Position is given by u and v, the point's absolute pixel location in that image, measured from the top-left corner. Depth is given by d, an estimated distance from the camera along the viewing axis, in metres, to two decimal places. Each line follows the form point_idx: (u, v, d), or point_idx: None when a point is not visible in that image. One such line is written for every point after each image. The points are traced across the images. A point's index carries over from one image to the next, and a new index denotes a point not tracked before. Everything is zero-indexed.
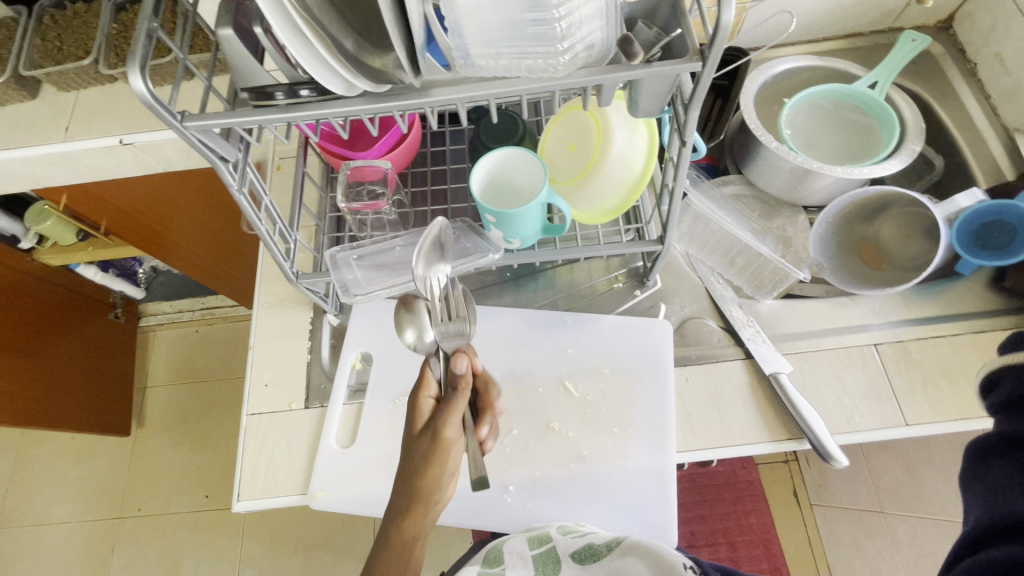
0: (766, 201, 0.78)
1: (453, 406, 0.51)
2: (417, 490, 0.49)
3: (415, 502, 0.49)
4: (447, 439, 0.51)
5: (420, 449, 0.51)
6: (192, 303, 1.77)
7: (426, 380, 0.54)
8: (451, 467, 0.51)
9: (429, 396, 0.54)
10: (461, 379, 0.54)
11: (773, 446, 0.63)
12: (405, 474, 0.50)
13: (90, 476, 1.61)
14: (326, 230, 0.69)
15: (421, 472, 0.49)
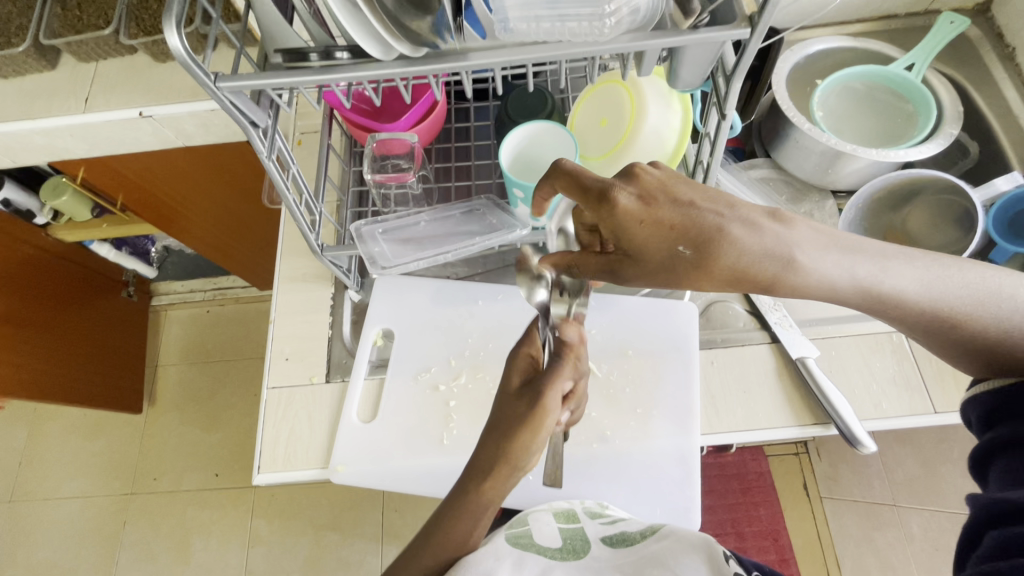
0: (794, 185, 0.77)
1: (558, 371, 0.44)
2: (506, 454, 0.43)
3: (501, 465, 0.43)
4: (546, 407, 0.43)
5: (515, 415, 0.44)
6: (203, 283, 1.77)
7: (532, 336, 0.49)
8: (545, 443, 0.43)
9: (530, 353, 0.48)
10: (567, 346, 0.47)
11: (799, 431, 0.62)
12: (495, 435, 0.44)
13: (101, 452, 1.62)
14: (349, 204, 0.68)
15: (512, 435, 0.42)
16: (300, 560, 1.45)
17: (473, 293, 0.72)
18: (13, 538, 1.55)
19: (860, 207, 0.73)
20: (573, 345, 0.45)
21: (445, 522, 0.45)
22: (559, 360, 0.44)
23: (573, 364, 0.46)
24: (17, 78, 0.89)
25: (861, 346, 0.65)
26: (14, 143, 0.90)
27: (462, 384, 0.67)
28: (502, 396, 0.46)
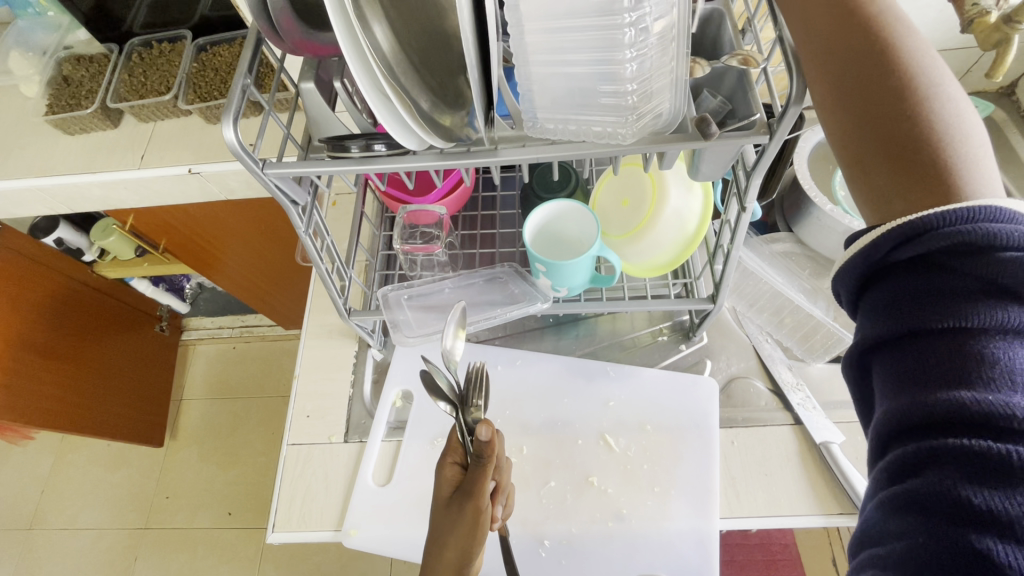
0: (818, 260, 0.77)
1: (481, 472, 0.49)
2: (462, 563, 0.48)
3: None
4: (476, 510, 0.49)
5: (453, 520, 0.49)
6: (232, 320, 1.83)
7: (452, 446, 0.54)
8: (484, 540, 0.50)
9: (453, 461, 0.54)
10: (487, 447, 0.48)
11: (825, 520, 0.60)
12: (435, 542, 0.49)
13: (120, 484, 1.65)
14: (377, 267, 0.71)
15: (445, 539, 0.49)
16: None
17: (493, 357, 0.72)
18: (25, 568, 1.56)
19: None
20: (487, 447, 0.49)
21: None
22: (479, 465, 0.50)
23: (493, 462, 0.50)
24: (82, 135, 0.97)
25: None
26: (74, 194, 0.97)
27: None
28: (436, 505, 0.52)
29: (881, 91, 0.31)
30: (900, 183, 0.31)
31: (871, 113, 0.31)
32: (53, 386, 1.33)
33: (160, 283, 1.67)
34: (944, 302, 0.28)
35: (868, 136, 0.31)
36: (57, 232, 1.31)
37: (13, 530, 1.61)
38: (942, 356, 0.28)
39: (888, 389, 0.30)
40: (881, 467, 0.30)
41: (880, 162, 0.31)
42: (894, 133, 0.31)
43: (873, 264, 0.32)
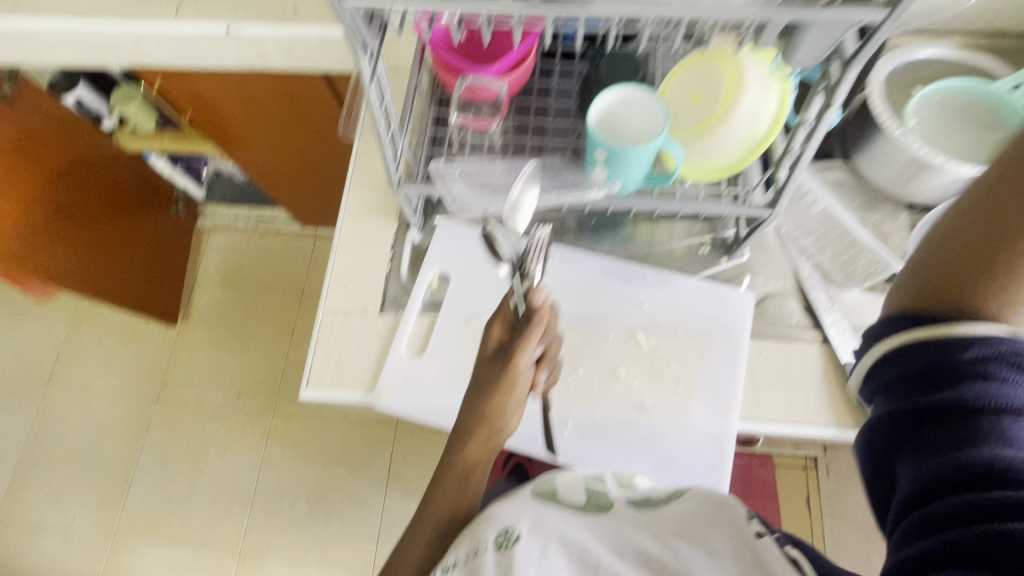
0: (870, 192, 0.75)
1: (528, 336, 0.53)
2: (489, 411, 0.53)
3: (481, 421, 0.53)
4: (518, 367, 0.53)
5: (493, 374, 0.53)
6: (249, 210, 1.78)
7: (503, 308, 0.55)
8: (520, 394, 0.54)
9: (501, 322, 0.55)
10: (540, 307, 0.53)
11: (838, 432, 0.62)
12: (478, 390, 0.54)
13: (134, 357, 1.69)
14: (425, 144, 0.70)
15: (489, 393, 0.53)
16: (307, 488, 1.52)
17: None
18: (42, 425, 1.64)
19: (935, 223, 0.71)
20: (539, 313, 0.53)
21: (437, 481, 0.54)
22: (528, 325, 0.53)
23: (542, 326, 0.53)
24: None
25: None
26: (104, 43, 0.92)
27: None
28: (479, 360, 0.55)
29: (970, 214, 0.37)
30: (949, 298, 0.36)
31: (957, 238, 0.37)
32: (69, 250, 1.33)
33: (178, 163, 1.63)
34: (958, 376, 0.33)
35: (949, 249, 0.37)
36: (77, 93, 1.27)
37: (29, 389, 1.67)
38: (949, 422, 0.33)
39: (903, 462, 0.34)
40: (902, 529, 0.33)
41: (943, 272, 0.36)
42: (986, 259, 0.35)
43: (900, 349, 0.36)
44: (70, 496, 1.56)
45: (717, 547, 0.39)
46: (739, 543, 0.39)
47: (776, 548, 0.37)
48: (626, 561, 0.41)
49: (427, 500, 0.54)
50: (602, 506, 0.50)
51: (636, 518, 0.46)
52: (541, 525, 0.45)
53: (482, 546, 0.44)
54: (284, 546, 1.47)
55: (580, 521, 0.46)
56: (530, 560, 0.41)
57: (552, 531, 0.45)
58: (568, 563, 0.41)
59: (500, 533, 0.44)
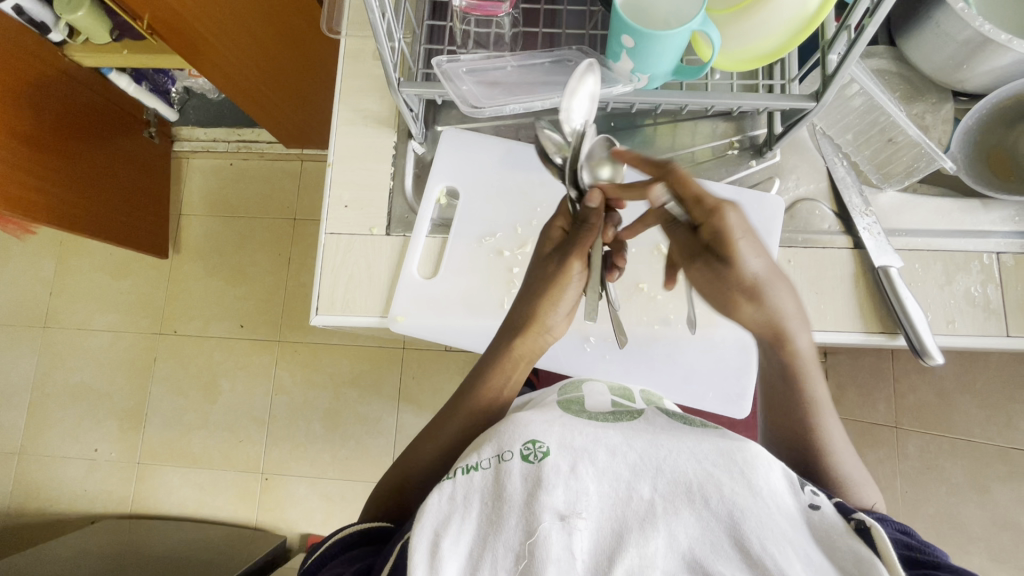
0: (912, 81, 0.69)
1: (580, 243, 0.51)
2: (534, 311, 0.53)
3: (532, 322, 0.54)
4: (568, 272, 0.52)
5: (543, 277, 0.53)
6: (227, 133, 1.65)
7: (560, 210, 0.55)
8: (571, 298, 0.54)
9: (559, 225, 0.55)
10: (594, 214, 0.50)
11: (865, 337, 0.62)
12: (530, 290, 0.54)
13: (130, 291, 1.66)
14: (422, 39, 0.62)
15: (540, 289, 0.53)
16: (320, 410, 1.55)
17: None
18: (49, 362, 1.63)
19: (981, 115, 0.66)
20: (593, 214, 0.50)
21: (483, 361, 0.55)
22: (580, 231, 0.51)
23: (597, 233, 0.51)
24: None
25: (947, 261, 0.62)
26: None
27: (527, 252, 0.65)
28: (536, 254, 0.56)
29: (784, 390, 0.54)
30: (789, 423, 0.53)
31: (778, 380, 0.54)
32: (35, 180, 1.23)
33: (143, 81, 1.46)
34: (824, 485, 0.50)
35: (780, 403, 0.54)
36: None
37: (28, 328, 1.65)
38: None
39: None
40: None
41: (784, 425, 0.54)
42: (797, 443, 0.53)
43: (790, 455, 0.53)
44: (88, 428, 1.60)
45: (764, 490, 0.38)
46: (797, 503, 0.38)
47: (835, 516, 0.38)
48: (658, 483, 0.39)
49: (465, 387, 0.55)
50: (634, 413, 0.49)
51: (673, 430, 0.44)
52: (571, 439, 0.42)
53: (508, 454, 0.41)
54: (305, 464, 1.53)
55: (614, 430, 0.44)
56: (561, 478, 0.39)
57: (585, 447, 0.41)
58: (601, 485, 0.39)
59: (528, 443, 0.41)
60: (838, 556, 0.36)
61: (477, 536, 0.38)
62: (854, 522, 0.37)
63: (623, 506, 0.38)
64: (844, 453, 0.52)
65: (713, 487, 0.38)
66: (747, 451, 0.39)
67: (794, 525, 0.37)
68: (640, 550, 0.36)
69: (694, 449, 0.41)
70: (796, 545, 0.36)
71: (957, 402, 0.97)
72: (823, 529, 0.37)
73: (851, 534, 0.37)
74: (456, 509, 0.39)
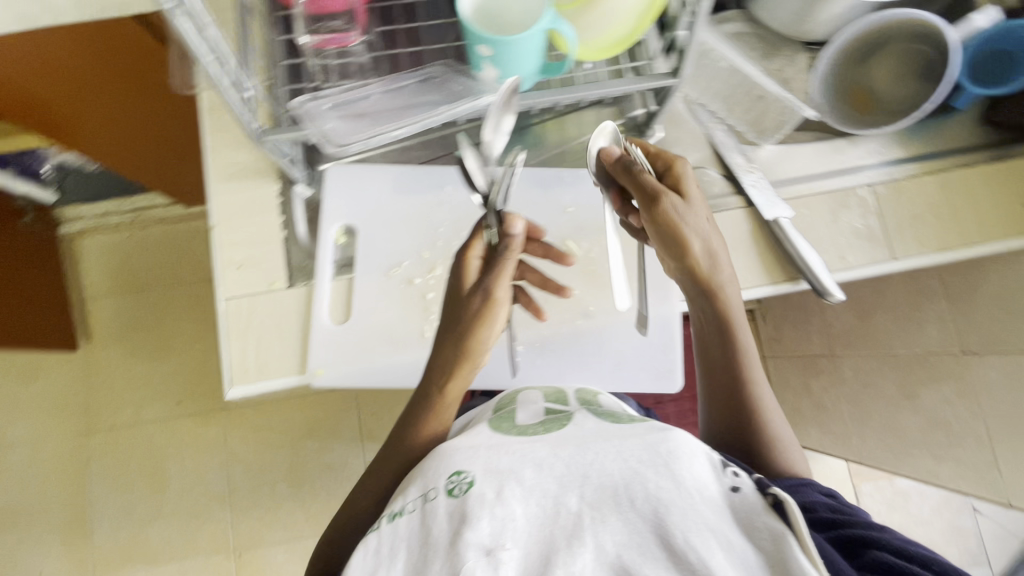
0: (767, 38, 0.73)
1: (502, 267, 0.48)
2: (463, 348, 0.48)
3: (460, 359, 0.49)
4: (493, 300, 0.47)
5: (463, 311, 0.48)
6: (118, 204, 1.52)
7: (475, 239, 0.49)
8: (497, 328, 0.49)
9: (476, 256, 0.49)
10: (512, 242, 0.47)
11: (772, 288, 0.64)
12: (451, 332, 0.48)
13: (44, 395, 1.50)
14: (281, 80, 0.59)
15: (466, 330, 0.48)
16: (282, 470, 1.47)
17: (439, 178, 0.66)
18: None
19: (833, 58, 0.70)
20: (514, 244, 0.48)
21: (410, 410, 0.51)
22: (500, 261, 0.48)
23: (514, 259, 0.48)
24: None
25: (830, 202, 0.66)
26: None
27: (438, 274, 0.64)
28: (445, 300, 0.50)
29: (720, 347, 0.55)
30: (726, 384, 0.55)
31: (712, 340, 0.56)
32: None
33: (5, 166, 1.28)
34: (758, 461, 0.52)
35: (718, 363, 0.55)
36: None
37: None
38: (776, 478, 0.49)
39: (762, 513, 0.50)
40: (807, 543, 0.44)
41: (721, 388, 0.55)
42: (732, 401, 0.54)
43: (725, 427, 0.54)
44: (27, 551, 1.44)
45: (687, 481, 0.38)
46: (720, 486, 0.38)
47: (754, 493, 0.38)
48: (584, 492, 0.39)
49: (400, 437, 0.51)
50: (564, 418, 0.49)
51: (603, 432, 0.44)
52: (496, 463, 0.41)
53: (433, 492, 0.40)
54: (279, 529, 1.44)
55: (541, 442, 0.44)
56: (485, 508, 0.38)
57: (510, 467, 0.41)
58: (526, 507, 0.38)
59: (451, 477, 0.41)
60: (756, 535, 0.36)
61: None
62: (770, 497, 0.37)
63: (551, 524, 0.38)
64: (775, 416, 0.54)
65: (638, 485, 0.38)
66: (670, 442, 0.40)
67: (717, 513, 0.37)
68: (567, 570, 0.35)
69: (620, 447, 0.41)
70: (719, 534, 0.36)
71: (875, 319, 1.05)
72: (744, 509, 0.37)
73: (769, 512, 0.36)
74: (381, 564, 0.38)
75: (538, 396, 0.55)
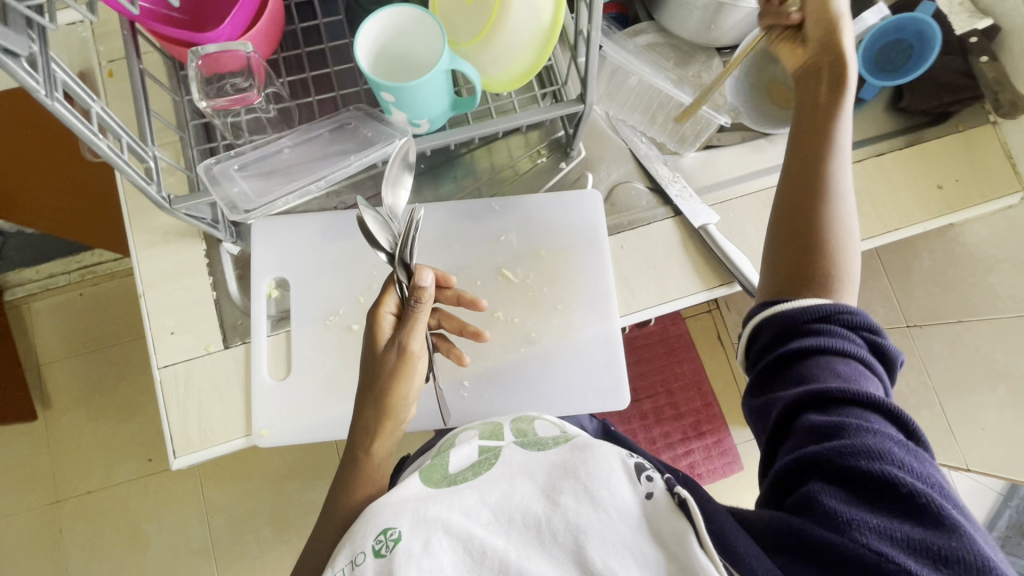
0: (680, 47, 0.74)
1: (413, 320, 0.48)
2: (383, 405, 0.49)
3: (382, 418, 0.49)
4: (408, 352, 0.49)
5: (382, 364, 0.49)
6: (63, 264, 1.43)
7: (387, 293, 0.50)
8: (416, 379, 0.50)
9: (388, 311, 0.50)
10: (422, 294, 0.47)
11: (709, 294, 0.65)
12: (371, 391, 0.49)
13: (9, 468, 1.38)
14: (193, 142, 0.59)
15: (385, 387, 0.49)
16: (266, 513, 1.37)
17: None
18: None
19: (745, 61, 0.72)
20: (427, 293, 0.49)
21: (342, 475, 0.51)
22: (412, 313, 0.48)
23: (427, 310, 0.48)
24: None
25: (755, 203, 0.68)
26: None
27: None
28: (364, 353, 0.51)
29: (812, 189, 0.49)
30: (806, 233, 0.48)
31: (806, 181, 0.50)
32: None
33: None
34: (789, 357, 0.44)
35: (809, 206, 0.49)
36: None
37: None
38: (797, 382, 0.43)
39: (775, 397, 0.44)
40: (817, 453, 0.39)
41: (801, 233, 0.49)
42: (812, 246, 0.48)
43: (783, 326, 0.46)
44: None
45: (605, 500, 0.38)
46: (634, 495, 0.38)
47: (663, 496, 0.37)
48: (511, 533, 0.39)
49: (334, 497, 0.51)
50: (493, 458, 0.46)
51: (529, 464, 0.44)
52: (425, 512, 0.40)
53: (360, 556, 0.38)
54: (268, 574, 1.33)
55: (469, 489, 0.43)
56: (412, 562, 0.37)
57: (439, 515, 0.39)
58: (455, 555, 0.37)
59: (378, 535, 0.39)
60: (668, 544, 0.36)
61: None
62: (676, 497, 0.37)
63: (477, 568, 0.37)
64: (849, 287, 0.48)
65: (559, 517, 0.38)
66: (589, 464, 0.41)
67: (633, 526, 0.37)
68: None
69: (546, 480, 0.41)
70: (634, 550, 0.36)
71: None
72: (656, 518, 0.37)
73: (677, 514, 0.36)
74: None
75: (472, 433, 0.51)
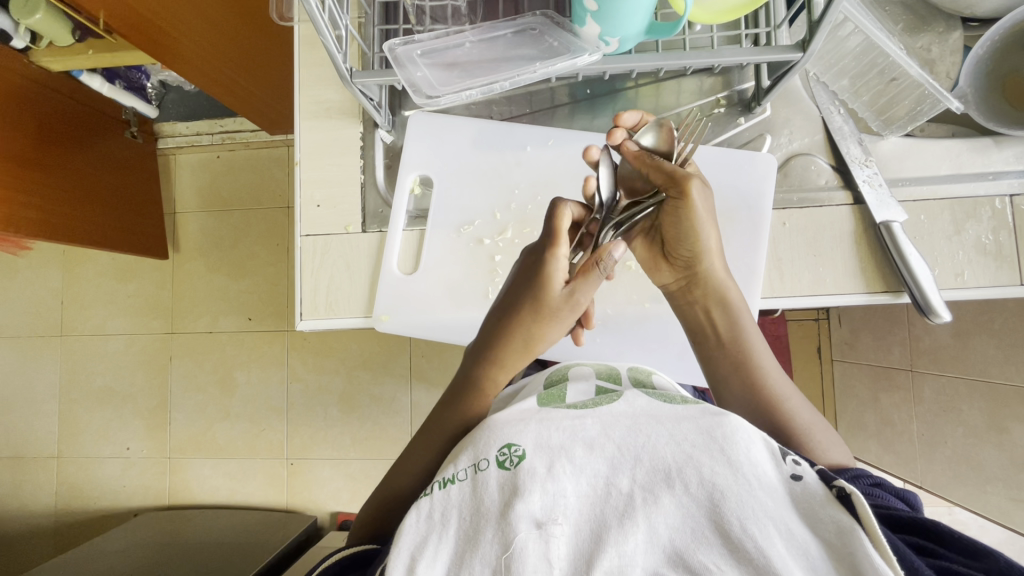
0: (915, 8, 0.63)
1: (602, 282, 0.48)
2: (530, 342, 0.50)
3: (520, 352, 0.50)
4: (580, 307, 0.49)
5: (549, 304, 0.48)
6: (211, 125, 1.49)
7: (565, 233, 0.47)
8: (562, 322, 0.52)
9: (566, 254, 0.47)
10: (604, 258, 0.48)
11: (867, 298, 0.59)
12: (528, 329, 0.49)
13: (137, 295, 1.56)
14: (375, 20, 0.59)
15: (539, 328, 0.49)
16: (336, 394, 1.48)
17: (521, 138, 0.64)
18: (70, 368, 1.56)
19: (993, 42, 0.60)
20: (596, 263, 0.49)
21: (456, 389, 0.52)
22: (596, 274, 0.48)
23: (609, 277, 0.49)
24: None
25: (957, 211, 0.58)
26: None
27: (508, 238, 0.63)
28: (523, 288, 0.48)
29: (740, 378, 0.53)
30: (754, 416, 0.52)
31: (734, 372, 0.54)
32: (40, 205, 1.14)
33: (116, 79, 1.29)
34: None
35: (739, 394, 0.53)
36: None
37: (41, 337, 1.57)
38: None
39: None
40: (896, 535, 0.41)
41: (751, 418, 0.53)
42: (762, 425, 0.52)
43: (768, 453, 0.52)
44: (118, 429, 1.54)
45: (746, 467, 0.38)
46: (779, 475, 0.39)
47: (818, 485, 0.38)
48: (636, 473, 0.40)
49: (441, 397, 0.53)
50: (615, 396, 0.49)
51: (654, 412, 0.44)
52: (548, 438, 0.42)
53: (484, 463, 0.41)
54: (327, 448, 1.47)
55: (591, 419, 0.44)
56: (537, 482, 0.39)
57: (563, 444, 0.41)
58: (578, 485, 0.40)
59: (503, 449, 0.41)
60: (821, 528, 0.37)
61: (455, 553, 0.39)
62: (835, 490, 0.38)
63: (602, 502, 0.39)
64: (795, 402, 0.53)
65: (693, 470, 0.39)
66: (725, 426, 0.40)
67: (777, 500, 0.38)
68: (618, 549, 0.37)
69: (673, 429, 0.41)
70: (779, 522, 0.37)
71: (974, 342, 0.90)
72: (806, 499, 0.38)
73: (833, 503, 0.37)
74: (433, 530, 0.40)
75: (589, 373, 0.56)
